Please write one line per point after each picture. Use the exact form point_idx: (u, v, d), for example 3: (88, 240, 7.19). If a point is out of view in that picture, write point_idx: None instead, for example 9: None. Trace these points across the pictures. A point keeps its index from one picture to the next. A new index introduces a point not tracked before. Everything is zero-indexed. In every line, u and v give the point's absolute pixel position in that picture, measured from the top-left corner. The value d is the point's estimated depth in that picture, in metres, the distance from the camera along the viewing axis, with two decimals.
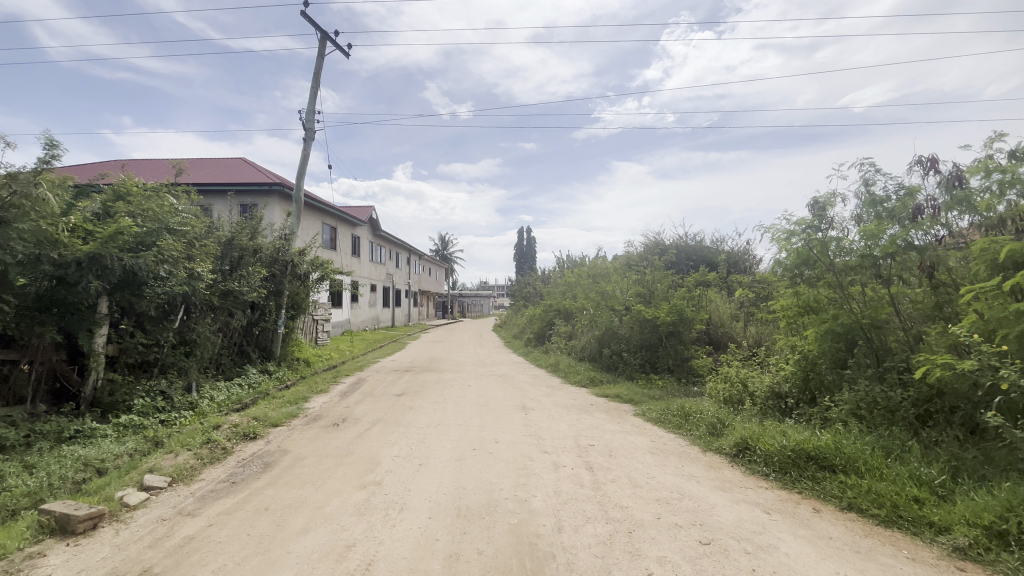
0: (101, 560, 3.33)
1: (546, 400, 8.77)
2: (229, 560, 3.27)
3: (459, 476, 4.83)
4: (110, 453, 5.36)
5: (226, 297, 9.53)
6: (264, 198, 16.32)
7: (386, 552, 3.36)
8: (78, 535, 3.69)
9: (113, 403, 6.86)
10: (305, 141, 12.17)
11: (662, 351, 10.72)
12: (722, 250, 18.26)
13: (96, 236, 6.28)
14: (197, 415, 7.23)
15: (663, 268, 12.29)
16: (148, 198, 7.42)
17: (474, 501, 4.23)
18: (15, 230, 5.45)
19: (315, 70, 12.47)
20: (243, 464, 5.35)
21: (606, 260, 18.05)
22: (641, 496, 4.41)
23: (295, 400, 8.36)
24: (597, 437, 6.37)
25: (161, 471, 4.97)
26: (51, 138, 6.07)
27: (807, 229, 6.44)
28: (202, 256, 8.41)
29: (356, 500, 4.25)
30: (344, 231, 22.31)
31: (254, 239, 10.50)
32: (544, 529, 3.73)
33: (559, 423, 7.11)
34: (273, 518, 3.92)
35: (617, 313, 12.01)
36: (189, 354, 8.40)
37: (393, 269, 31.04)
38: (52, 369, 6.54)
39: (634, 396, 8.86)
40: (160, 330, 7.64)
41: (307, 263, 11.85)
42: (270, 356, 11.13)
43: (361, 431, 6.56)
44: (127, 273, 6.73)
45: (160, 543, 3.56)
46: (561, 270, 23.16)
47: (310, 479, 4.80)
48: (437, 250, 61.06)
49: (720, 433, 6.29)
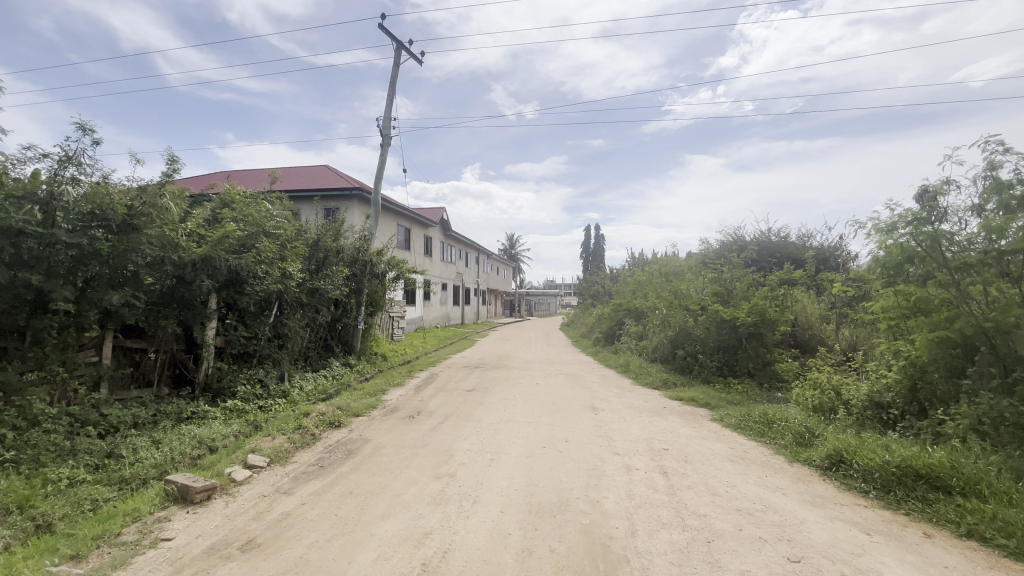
0: (215, 528, 3.74)
1: (617, 401, 8.59)
2: (321, 538, 3.54)
3: (530, 473, 4.87)
4: (219, 434, 5.99)
5: (314, 295, 10.30)
6: (345, 202, 17.46)
7: (461, 542, 3.47)
8: (195, 504, 4.17)
9: (221, 388, 7.68)
10: (382, 146, 12.86)
11: (742, 354, 10.09)
12: (809, 245, 16.91)
13: (207, 241, 7.10)
14: (289, 403, 7.91)
15: (741, 266, 11.63)
16: (249, 205, 8.23)
17: (546, 498, 4.26)
18: (145, 236, 6.13)
19: (391, 78, 13.16)
20: (328, 450, 5.76)
21: (679, 258, 17.36)
22: (720, 505, 4.20)
23: (374, 393, 8.86)
24: (671, 442, 6.14)
25: (261, 451, 5.50)
26: (172, 154, 6.90)
27: (913, 221, 5.78)
28: (293, 257, 9.13)
29: (432, 490, 4.43)
30: (417, 232, 23.30)
31: (337, 241, 11.19)
32: (617, 532, 3.67)
33: (630, 425, 6.94)
34: (358, 502, 4.19)
35: (692, 312, 11.48)
36: (283, 346, 9.21)
37: (463, 268, 31.89)
38: (173, 357, 7.38)
39: (710, 400, 8.45)
40: (258, 324, 8.47)
41: (384, 262, 12.53)
42: (351, 350, 11.91)
43: (434, 423, 6.82)
44: (232, 274, 7.53)
45: (262, 516, 3.93)
46: (631, 269, 22.62)
47: (389, 467, 5.08)
48: (505, 249, 62.07)
49: (809, 444, 5.81)
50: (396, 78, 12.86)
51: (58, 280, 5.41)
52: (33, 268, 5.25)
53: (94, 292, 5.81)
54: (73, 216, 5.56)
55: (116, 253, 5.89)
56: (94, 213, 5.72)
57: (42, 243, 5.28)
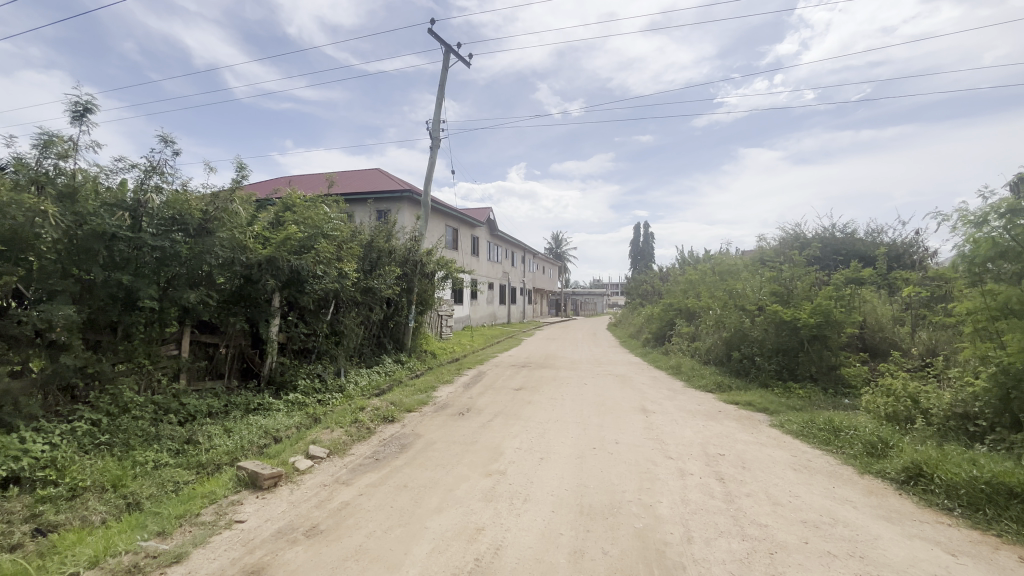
0: (281, 513, 3.97)
1: (668, 403, 8.36)
2: (378, 528, 3.67)
3: (580, 474, 4.83)
4: (283, 425, 6.35)
5: (368, 293, 10.68)
6: (397, 203, 18.02)
7: (513, 540, 3.49)
8: (264, 489, 4.45)
9: (284, 381, 8.14)
10: (432, 148, 13.17)
11: (804, 357, 9.54)
12: (880, 242, 15.75)
13: (272, 242, 7.53)
14: (346, 397, 8.27)
15: (803, 265, 11.00)
16: (308, 208, 8.66)
17: (597, 499, 4.21)
18: (218, 239, 6.58)
19: (441, 81, 13.43)
20: (383, 444, 5.96)
21: (734, 256, 16.66)
22: (783, 516, 3.99)
23: (425, 389, 9.09)
24: (727, 447, 5.91)
25: (321, 443, 5.78)
26: (241, 162, 7.37)
27: (1006, 212, 5.22)
28: (349, 258, 9.51)
29: (483, 486, 4.49)
30: (465, 232, 23.68)
31: (389, 241, 11.54)
32: (672, 538, 3.57)
33: (683, 428, 6.74)
34: (412, 495, 4.31)
35: (749, 313, 10.99)
36: (339, 343, 9.63)
37: (509, 268, 32.08)
38: (241, 352, 7.88)
39: (769, 405, 8.05)
40: (317, 322, 8.91)
41: (434, 262, 12.83)
42: (402, 347, 12.29)
43: (484, 421, 6.91)
44: (293, 274, 7.96)
45: (324, 505, 4.12)
46: (682, 268, 21.93)
47: (441, 462, 5.19)
48: (551, 249, 61.88)
49: (882, 455, 5.41)
50: (445, 81, 13.13)
51: (144, 279, 5.89)
52: (122, 268, 5.72)
53: (174, 291, 6.28)
54: (157, 221, 6.06)
55: (193, 254, 6.35)
56: (175, 218, 6.25)
57: (132, 246, 5.76)
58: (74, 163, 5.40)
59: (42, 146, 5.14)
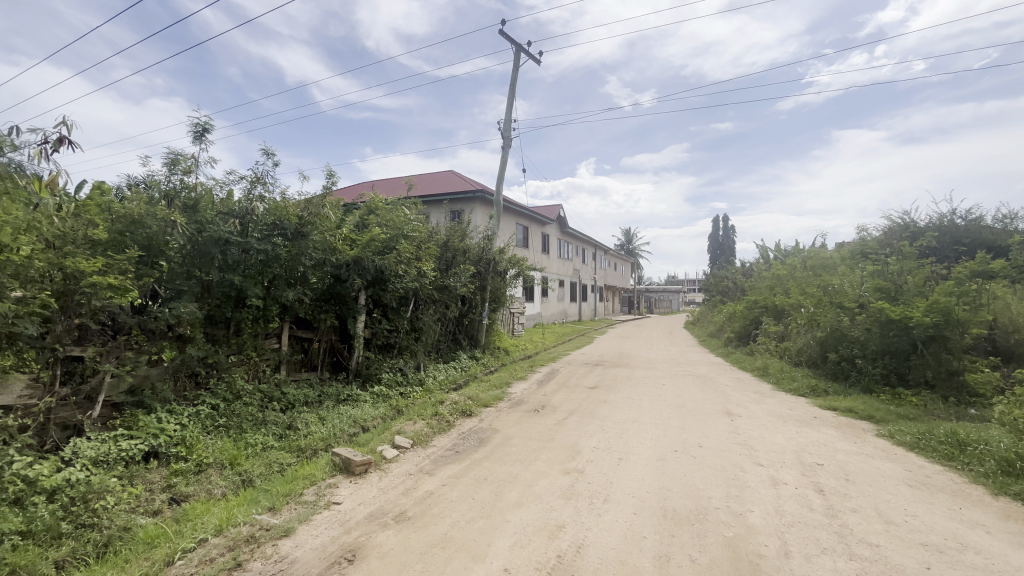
0: (373, 498, 4.23)
1: (756, 407, 7.84)
2: (461, 518, 3.80)
3: (662, 477, 4.66)
4: (370, 415, 6.76)
5: (445, 291, 11.05)
6: (470, 203, 18.49)
7: (595, 539, 3.45)
8: (356, 474, 4.77)
9: (369, 374, 8.68)
10: (504, 148, 13.35)
11: (917, 361, 8.52)
12: (1014, 229, 13.63)
13: (358, 244, 8.00)
14: (425, 391, 8.65)
15: (915, 257, 9.81)
16: (390, 211, 9.12)
17: (681, 504, 4.05)
18: (311, 242, 7.10)
19: (511, 81, 13.55)
20: (462, 437, 6.16)
21: (830, 249, 15.24)
22: (898, 536, 3.59)
23: (500, 385, 9.26)
24: (826, 456, 5.42)
25: (405, 433, 6.08)
26: (330, 170, 7.93)
27: None
28: (427, 257, 9.89)
29: (562, 484, 4.48)
30: (535, 230, 23.76)
31: (464, 241, 11.84)
32: (767, 550, 3.35)
33: (774, 434, 6.28)
34: (492, 488, 4.41)
35: (848, 311, 10.02)
36: (418, 339, 10.09)
37: (580, 265, 31.73)
38: (332, 346, 8.50)
39: (874, 412, 7.29)
40: (398, 318, 9.39)
41: (506, 260, 13.01)
42: (477, 344, 12.61)
43: (559, 418, 6.91)
44: (377, 273, 8.43)
45: (410, 493, 4.33)
46: (768, 263, 20.44)
47: (519, 457, 5.26)
48: (623, 244, 60.38)
49: (1022, 475, 4.69)
50: (515, 80, 13.24)
51: (251, 279, 6.51)
52: (234, 270, 6.37)
53: (275, 290, 6.91)
54: (262, 227, 6.68)
55: (291, 256, 6.92)
56: (276, 224, 6.83)
57: (241, 250, 6.37)
58: (196, 177, 6.15)
59: (170, 164, 5.96)
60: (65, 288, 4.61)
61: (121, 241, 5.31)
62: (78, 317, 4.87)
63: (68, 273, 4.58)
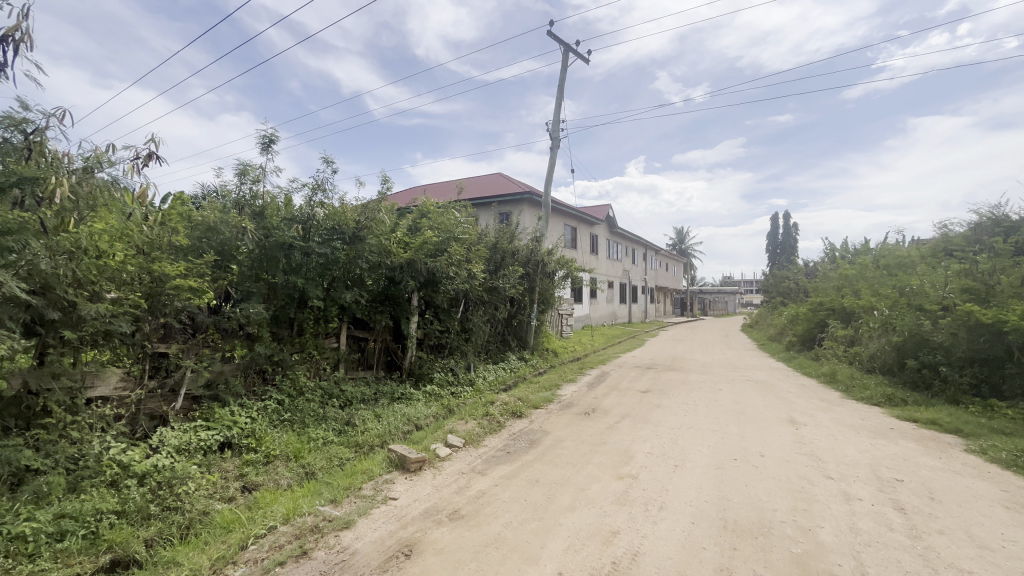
0: (427, 495, 4.33)
1: (823, 415, 7.36)
2: (514, 519, 3.80)
3: (721, 486, 4.47)
4: (422, 414, 6.92)
5: (494, 293, 11.15)
6: (518, 205, 18.59)
7: (651, 548, 3.36)
8: (411, 471, 4.91)
9: (422, 373, 8.91)
10: (552, 149, 13.31)
11: (1012, 369, 7.70)
12: None
13: (411, 247, 8.22)
14: (476, 391, 8.77)
15: (1010, 255, 8.86)
16: (441, 214, 9.32)
17: (743, 515, 3.86)
18: (367, 246, 7.37)
19: (560, 82, 13.50)
20: (513, 438, 6.18)
21: (907, 247, 14.08)
22: (994, 563, 3.24)
23: (549, 387, 9.22)
24: (906, 472, 4.99)
25: (457, 433, 6.19)
26: (385, 176, 8.21)
27: None
28: (477, 259, 10.01)
29: (615, 489, 4.39)
30: (584, 230, 23.52)
31: (512, 242, 11.90)
32: (840, 570, 3.12)
33: (845, 445, 5.86)
34: (544, 490, 4.40)
35: (929, 314, 9.21)
36: (468, 339, 10.25)
37: (630, 266, 31.09)
38: (387, 345, 8.79)
39: (961, 425, 6.65)
40: (449, 319, 9.60)
41: (555, 261, 12.96)
42: (525, 345, 12.64)
43: (611, 422, 6.78)
44: (429, 275, 8.63)
45: (463, 491, 4.40)
46: (834, 262, 19.16)
47: (570, 460, 5.21)
48: (675, 244, 58.58)
49: None
50: (564, 81, 13.18)
51: (313, 281, 6.84)
52: (297, 272, 6.72)
53: (335, 292, 7.23)
54: (322, 231, 7.00)
55: (349, 260, 7.21)
56: (335, 229, 7.13)
57: (304, 254, 6.70)
58: (264, 186, 6.55)
59: (240, 174, 6.40)
60: (152, 289, 5.02)
61: (199, 247, 5.74)
62: (163, 316, 5.29)
63: (155, 277, 4.99)
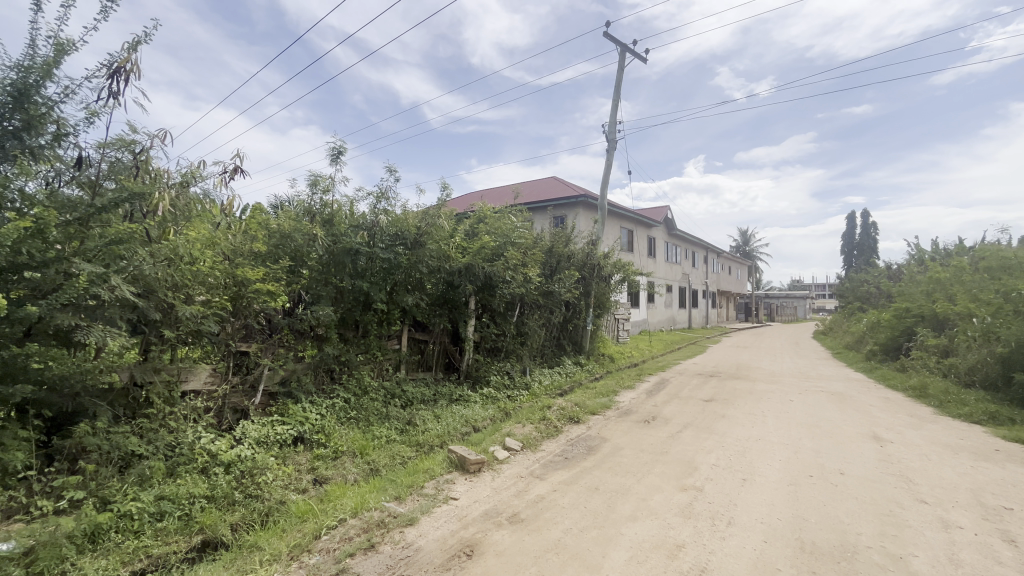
0: (487, 496, 4.38)
1: (913, 432, 6.72)
2: (575, 525, 3.76)
3: (796, 504, 4.19)
4: (480, 416, 7.02)
5: (549, 297, 11.12)
6: (573, 209, 18.47)
7: (720, 565, 3.20)
8: (471, 472, 4.99)
9: (479, 376, 9.06)
10: (609, 152, 13.12)
11: None
12: None
13: (469, 251, 8.38)
14: (532, 395, 8.78)
15: None
16: (498, 219, 9.44)
17: (822, 537, 3.60)
18: (428, 251, 7.59)
19: (616, 83, 13.30)
20: (571, 443, 6.11)
21: (1013, 247, 12.59)
22: None
23: (607, 392, 9.07)
24: (1017, 499, 4.44)
25: (515, 436, 6.21)
26: (445, 183, 8.43)
27: None
28: (533, 262, 10.04)
29: (678, 501, 4.23)
30: (641, 233, 22.98)
31: (568, 246, 11.82)
32: None
33: (940, 467, 5.31)
34: (604, 498, 4.32)
35: None
36: (523, 343, 10.29)
37: (690, 269, 29.98)
38: (445, 348, 9.00)
39: None
40: (505, 323, 9.69)
41: (611, 265, 12.74)
42: (581, 349, 12.51)
43: (673, 431, 6.55)
44: (486, 279, 8.76)
45: (522, 495, 4.41)
46: (923, 264, 17.47)
47: (631, 469, 5.08)
48: (738, 247, 55.83)
49: None
50: (621, 82, 12.97)
51: (377, 285, 7.14)
52: (363, 277, 7.04)
53: (397, 295, 7.51)
54: (386, 237, 7.30)
55: (410, 264, 7.46)
56: (398, 235, 7.40)
57: (369, 259, 7.01)
58: (333, 195, 6.93)
59: (312, 185, 6.84)
60: (236, 292, 5.45)
61: (275, 253, 6.16)
62: (244, 317, 5.72)
63: (238, 281, 5.42)
